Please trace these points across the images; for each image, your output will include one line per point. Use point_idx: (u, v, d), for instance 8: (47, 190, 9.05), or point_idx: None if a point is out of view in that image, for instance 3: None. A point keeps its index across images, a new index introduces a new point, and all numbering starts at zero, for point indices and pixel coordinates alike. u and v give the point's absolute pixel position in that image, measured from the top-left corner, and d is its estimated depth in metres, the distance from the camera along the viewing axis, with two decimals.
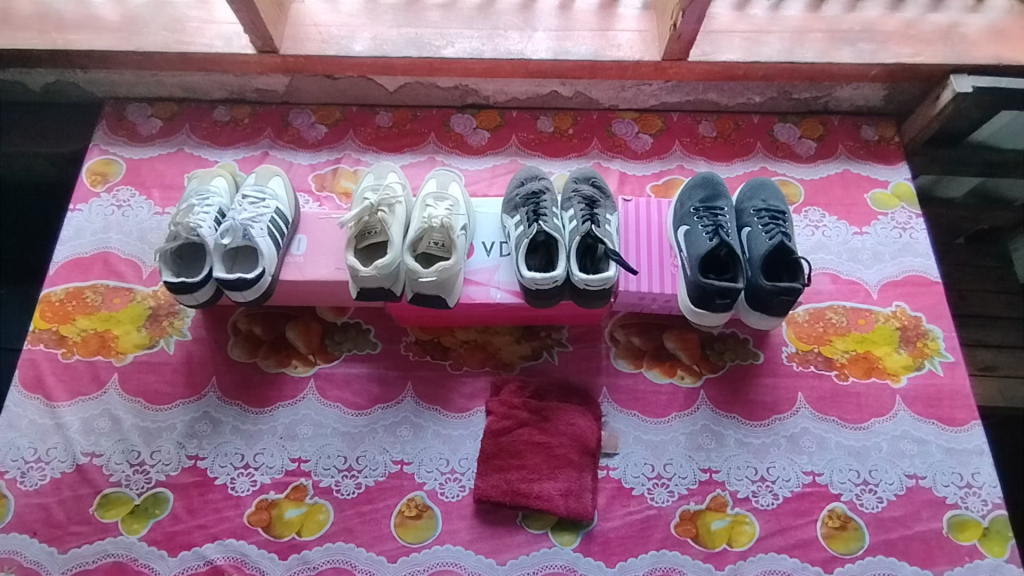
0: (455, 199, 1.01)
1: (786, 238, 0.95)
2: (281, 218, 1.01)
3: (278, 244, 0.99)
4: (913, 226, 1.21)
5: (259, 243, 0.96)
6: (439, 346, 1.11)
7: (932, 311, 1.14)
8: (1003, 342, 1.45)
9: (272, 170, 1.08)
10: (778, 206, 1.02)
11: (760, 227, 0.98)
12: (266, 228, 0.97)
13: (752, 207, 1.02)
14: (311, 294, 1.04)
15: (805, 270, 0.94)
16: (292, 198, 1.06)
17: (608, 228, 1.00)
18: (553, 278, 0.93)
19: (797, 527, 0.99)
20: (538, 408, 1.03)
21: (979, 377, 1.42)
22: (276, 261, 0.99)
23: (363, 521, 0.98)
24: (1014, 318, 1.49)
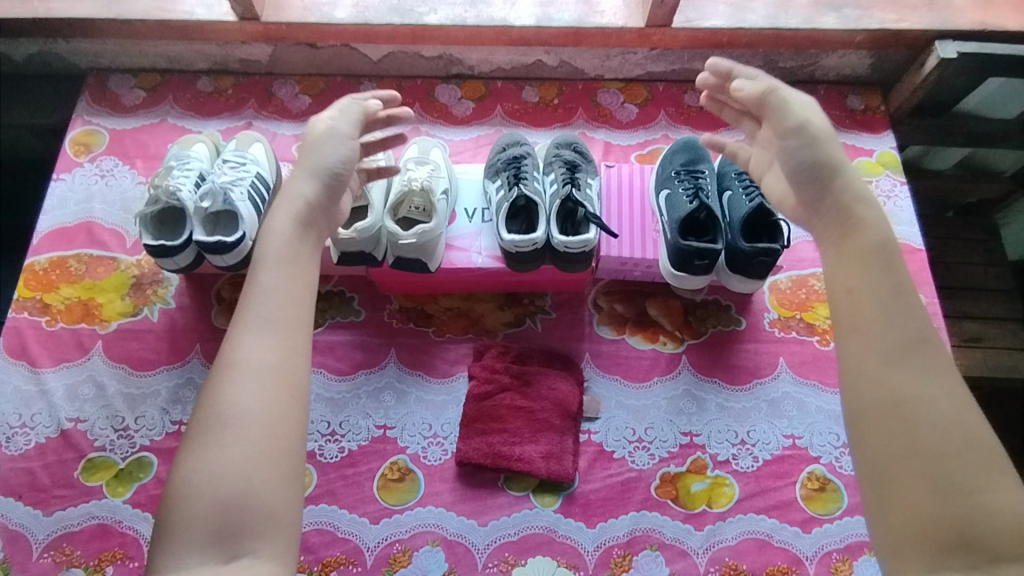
0: (436, 164, 1.01)
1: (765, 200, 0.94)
2: (262, 184, 1.01)
3: (258, 209, 1.00)
4: (897, 194, 1.21)
5: (239, 207, 0.96)
6: (423, 313, 1.11)
7: (914, 278, 1.15)
8: (988, 314, 1.47)
9: (253, 137, 1.07)
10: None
11: (741, 189, 0.98)
12: (246, 192, 0.98)
13: (734, 170, 1.02)
14: None
15: (785, 232, 0.94)
16: (274, 164, 1.06)
17: (588, 192, 0.99)
18: (533, 240, 0.93)
19: (776, 488, 1.00)
20: (520, 372, 1.05)
21: (964, 347, 1.44)
22: (258, 226, 0.99)
23: (346, 484, 0.99)
24: (1000, 290, 1.50)
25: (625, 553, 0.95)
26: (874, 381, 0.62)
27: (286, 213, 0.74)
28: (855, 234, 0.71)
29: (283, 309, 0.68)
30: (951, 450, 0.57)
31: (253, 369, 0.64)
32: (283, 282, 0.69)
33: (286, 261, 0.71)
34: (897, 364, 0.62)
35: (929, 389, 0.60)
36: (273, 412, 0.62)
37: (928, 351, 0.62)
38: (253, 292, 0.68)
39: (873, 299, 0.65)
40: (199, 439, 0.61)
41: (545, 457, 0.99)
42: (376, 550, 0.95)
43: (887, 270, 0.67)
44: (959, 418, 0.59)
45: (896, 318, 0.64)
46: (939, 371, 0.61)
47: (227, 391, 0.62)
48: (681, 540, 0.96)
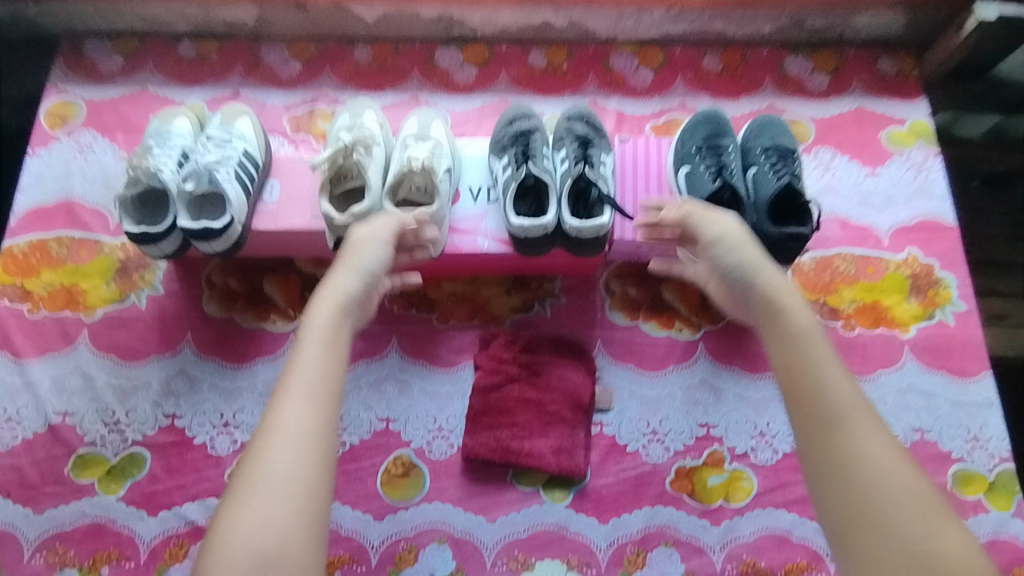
0: (438, 140, 0.93)
1: (794, 179, 0.87)
2: (250, 161, 0.93)
3: (247, 189, 0.92)
4: (930, 167, 1.13)
5: (226, 188, 0.88)
6: (426, 299, 1.05)
7: (946, 258, 1.08)
8: None
9: (239, 109, 0.99)
10: (787, 144, 0.94)
11: (767, 167, 0.90)
12: (233, 172, 0.90)
13: (759, 145, 0.94)
14: (287, 245, 0.97)
15: (814, 213, 0.87)
16: (262, 138, 0.97)
17: (603, 170, 0.92)
18: (543, 225, 0.86)
19: (796, 482, 0.96)
20: (529, 361, 1.00)
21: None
22: (248, 208, 0.92)
23: (349, 479, 0.95)
24: None
25: (638, 550, 0.92)
26: (818, 453, 0.62)
27: (333, 294, 0.70)
28: (783, 308, 0.70)
29: (322, 380, 0.64)
30: (903, 514, 0.57)
31: (287, 441, 0.60)
32: (324, 358, 0.66)
33: (330, 335, 0.67)
34: (835, 433, 0.61)
35: (867, 450, 0.60)
36: (302, 486, 0.59)
37: (864, 417, 0.62)
38: (294, 363, 0.65)
39: (808, 369, 0.65)
40: (235, 506, 0.58)
41: (556, 451, 0.95)
42: (381, 548, 0.91)
43: (819, 342, 0.67)
44: (906, 482, 0.58)
45: (831, 389, 0.64)
46: (878, 432, 0.61)
47: (263, 462, 0.60)
48: (697, 536, 0.93)
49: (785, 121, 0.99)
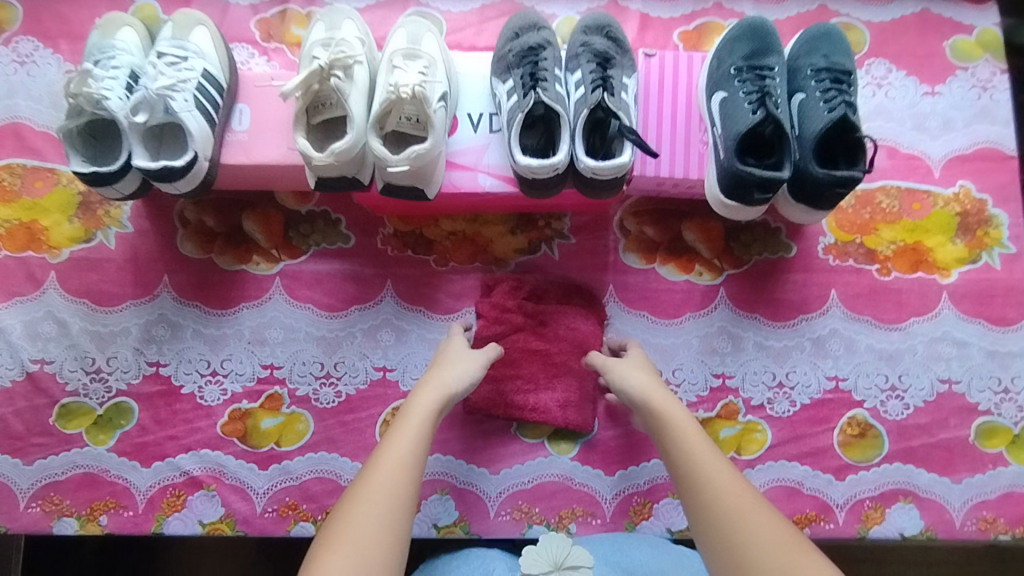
0: (431, 57, 0.78)
1: (849, 108, 0.75)
2: (211, 84, 0.80)
3: (210, 118, 0.79)
4: (996, 85, 0.99)
5: (184, 119, 0.76)
6: (422, 239, 0.95)
7: (1000, 193, 0.97)
8: None
9: (194, 17, 0.83)
10: (844, 62, 0.79)
11: (819, 94, 0.77)
12: (191, 99, 0.77)
13: (810, 65, 0.79)
14: (263, 180, 0.86)
15: (868, 151, 0.75)
16: (224, 52, 0.83)
17: (625, 97, 0.78)
18: (554, 166, 0.75)
19: (812, 435, 0.91)
20: (534, 310, 0.92)
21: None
22: (214, 141, 0.80)
23: (346, 431, 0.91)
24: None
25: (645, 501, 0.90)
26: (695, 522, 0.66)
27: (437, 382, 0.76)
28: (656, 396, 0.76)
29: (417, 450, 0.69)
30: (766, 552, 0.61)
31: (383, 496, 0.65)
32: (422, 431, 0.71)
33: (431, 413, 0.73)
34: (702, 498, 0.67)
35: (728, 500, 0.65)
36: (389, 543, 0.62)
37: (722, 478, 0.68)
38: (397, 430, 0.71)
39: (677, 449, 0.71)
40: (330, 548, 0.61)
41: (560, 407, 0.90)
42: None
43: (684, 419, 0.73)
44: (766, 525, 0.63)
45: (695, 462, 0.69)
46: (737, 487, 0.67)
47: (357, 513, 0.63)
48: None
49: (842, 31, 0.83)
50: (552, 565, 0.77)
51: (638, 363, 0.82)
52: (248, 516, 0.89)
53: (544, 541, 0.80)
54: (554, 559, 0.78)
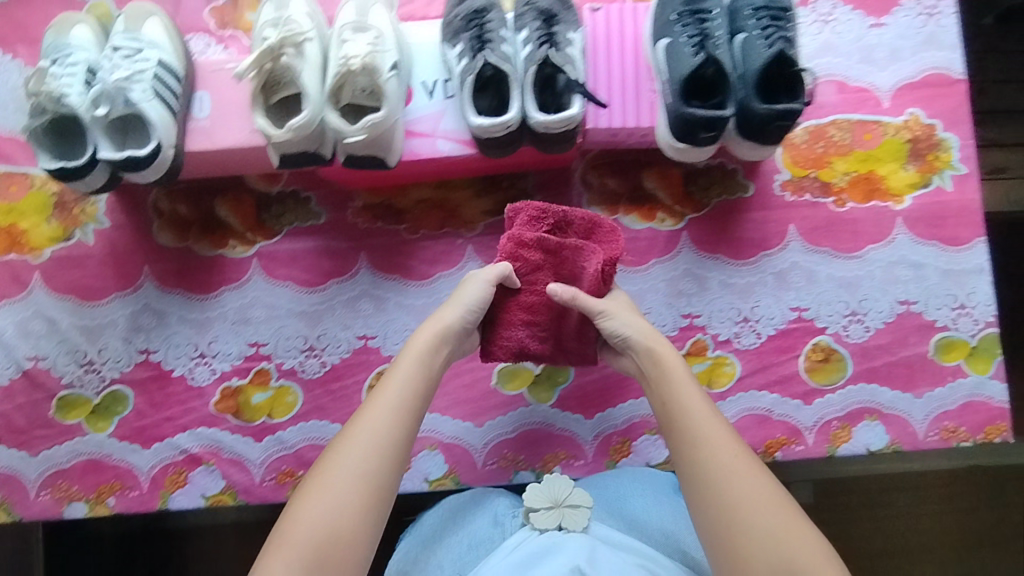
0: (380, 30, 0.80)
1: (786, 44, 0.77)
2: (168, 73, 0.82)
3: (171, 107, 0.81)
4: (942, 11, 1.00)
5: (144, 109, 0.78)
6: (392, 209, 0.98)
7: (950, 117, 0.99)
8: None
9: (146, 9, 0.85)
10: (781, 1, 0.81)
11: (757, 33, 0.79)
12: (149, 89, 0.79)
13: (748, 4, 0.81)
14: (228, 164, 0.88)
15: (807, 84, 0.78)
16: (177, 41, 0.84)
17: (572, 51, 0.80)
18: (506, 124, 0.77)
19: (779, 363, 0.96)
20: (557, 248, 0.79)
21: (988, 180, 1.28)
22: (178, 129, 0.82)
23: (334, 399, 0.95)
24: None
25: (623, 439, 0.94)
26: (685, 474, 0.68)
27: (433, 325, 0.75)
28: (657, 351, 0.75)
29: (408, 402, 0.69)
30: (755, 515, 0.63)
31: (370, 453, 0.66)
32: (413, 380, 0.71)
33: (423, 360, 0.72)
34: (693, 456, 0.67)
35: (723, 460, 0.66)
36: (370, 492, 0.64)
37: (719, 438, 0.68)
38: (389, 378, 0.71)
39: (672, 403, 0.71)
40: (310, 495, 0.64)
41: (562, 349, 0.85)
42: None
43: (678, 373, 0.73)
44: (760, 489, 0.64)
45: (688, 419, 0.70)
46: (734, 449, 0.67)
47: (337, 460, 0.65)
48: None
49: None
50: (552, 502, 0.78)
51: (633, 312, 0.80)
52: (248, 485, 0.93)
53: (549, 481, 0.82)
54: (556, 496, 0.79)
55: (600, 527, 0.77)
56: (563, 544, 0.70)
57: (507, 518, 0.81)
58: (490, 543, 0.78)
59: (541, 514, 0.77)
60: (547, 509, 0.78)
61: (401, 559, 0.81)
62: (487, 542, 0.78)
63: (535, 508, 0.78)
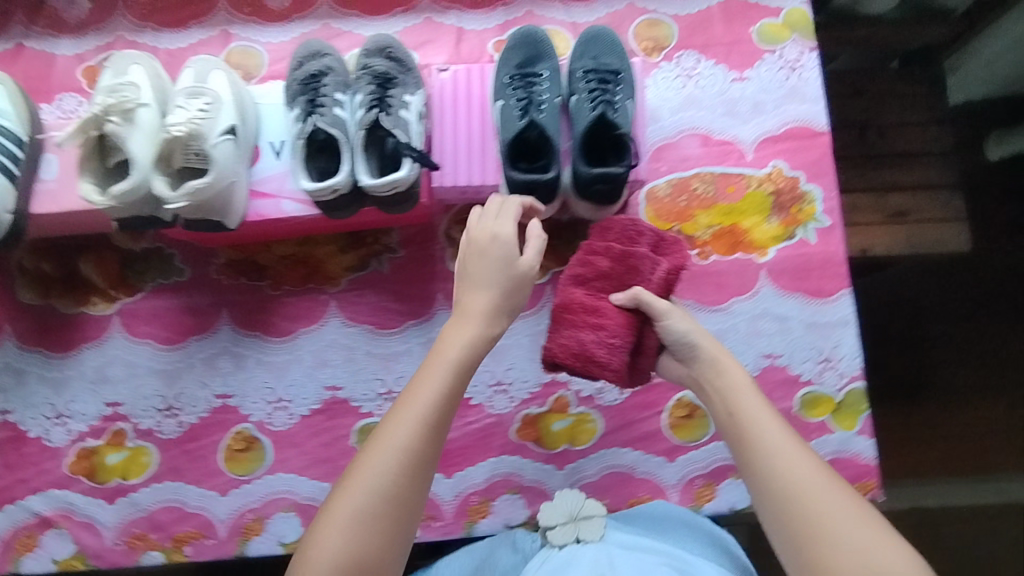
0: (216, 94, 0.80)
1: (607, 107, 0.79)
2: (10, 140, 0.83)
3: (11, 173, 0.83)
4: (804, 64, 1.00)
5: None
6: (255, 266, 0.98)
7: (812, 169, 0.99)
8: (921, 182, 1.36)
9: None
10: (612, 65, 0.83)
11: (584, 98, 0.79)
12: None
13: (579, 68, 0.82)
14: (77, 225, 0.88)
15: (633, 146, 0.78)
16: (25, 109, 0.87)
17: (407, 113, 0.80)
18: (334, 187, 0.77)
19: (642, 420, 0.95)
20: (623, 255, 0.80)
21: (887, 223, 1.34)
22: (18, 195, 0.84)
23: (190, 459, 0.94)
24: (935, 154, 1.38)
25: (483, 499, 0.94)
26: (761, 491, 0.62)
27: (469, 319, 0.67)
28: (716, 359, 0.70)
29: (442, 409, 0.63)
30: (842, 527, 0.57)
31: (406, 469, 0.60)
32: (445, 382, 0.63)
33: (461, 362, 0.65)
34: (764, 471, 0.62)
35: (796, 477, 0.60)
36: (396, 508, 0.59)
37: (788, 452, 0.62)
38: (416, 380, 0.64)
39: (739, 415, 0.66)
40: (331, 516, 0.59)
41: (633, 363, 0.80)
42: (228, 521, 0.93)
43: (742, 385, 0.68)
44: (817, 508, 0.59)
45: (766, 431, 0.64)
46: (798, 463, 0.61)
47: (366, 471, 0.60)
48: (541, 481, 0.94)
49: (615, 33, 0.87)
50: (567, 516, 0.86)
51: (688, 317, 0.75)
52: (99, 549, 0.92)
53: (560, 499, 0.89)
54: (570, 512, 0.86)
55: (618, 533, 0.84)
56: (580, 557, 0.77)
57: (525, 546, 0.86)
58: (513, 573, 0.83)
59: (558, 530, 0.85)
60: (564, 524, 0.86)
61: None
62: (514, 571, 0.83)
63: (551, 525, 0.86)
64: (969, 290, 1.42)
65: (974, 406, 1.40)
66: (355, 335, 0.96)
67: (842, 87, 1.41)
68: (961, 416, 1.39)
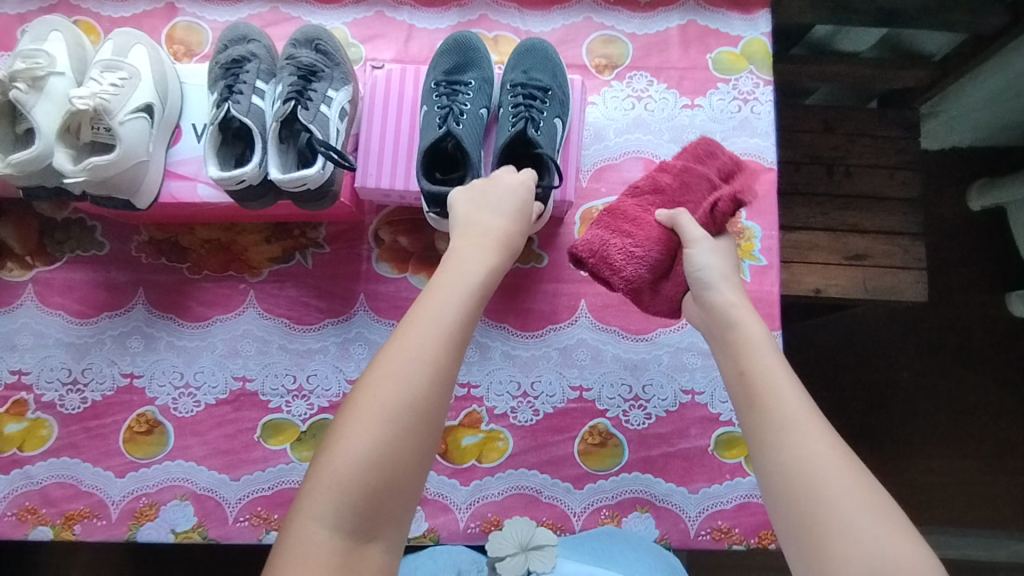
0: (134, 71, 0.78)
1: (529, 123, 0.78)
2: None
3: None
4: (757, 97, 0.99)
5: None
6: (177, 247, 0.96)
7: (755, 205, 0.97)
8: (884, 228, 1.30)
9: None
10: (542, 80, 0.82)
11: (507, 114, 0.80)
12: None
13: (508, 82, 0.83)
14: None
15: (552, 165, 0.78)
16: None
17: (325, 110, 0.78)
18: (239, 178, 0.74)
19: (553, 444, 0.93)
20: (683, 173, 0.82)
21: (847, 265, 1.28)
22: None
23: (90, 436, 0.92)
24: (903, 199, 1.32)
25: None
26: (764, 450, 0.57)
27: (489, 245, 0.67)
28: (739, 321, 0.66)
29: (465, 324, 0.61)
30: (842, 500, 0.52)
31: (441, 371, 0.57)
32: (468, 300, 0.62)
33: (482, 283, 0.64)
34: (776, 433, 0.57)
35: (806, 445, 0.55)
36: (431, 416, 0.55)
37: (806, 420, 0.57)
38: (439, 292, 0.62)
39: (756, 376, 0.61)
40: (352, 416, 0.54)
41: (655, 283, 0.80)
42: (121, 503, 0.91)
43: (759, 345, 0.64)
44: (828, 474, 0.53)
45: (783, 398, 0.59)
46: (815, 432, 0.56)
47: (388, 375, 0.56)
48: (444, 495, 0.91)
49: (553, 48, 0.87)
50: (518, 546, 0.84)
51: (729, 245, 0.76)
52: None
53: (510, 527, 0.87)
54: (520, 542, 0.84)
55: (566, 562, 0.82)
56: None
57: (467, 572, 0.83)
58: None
59: (508, 561, 0.83)
60: (514, 554, 0.84)
61: None
62: None
63: (501, 555, 0.84)
64: (916, 338, 1.47)
65: (913, 451, 1.43)
66: (271, 327, 0.94)
67: (812, 122, 1.36)
68: (898, 458, 1.43)
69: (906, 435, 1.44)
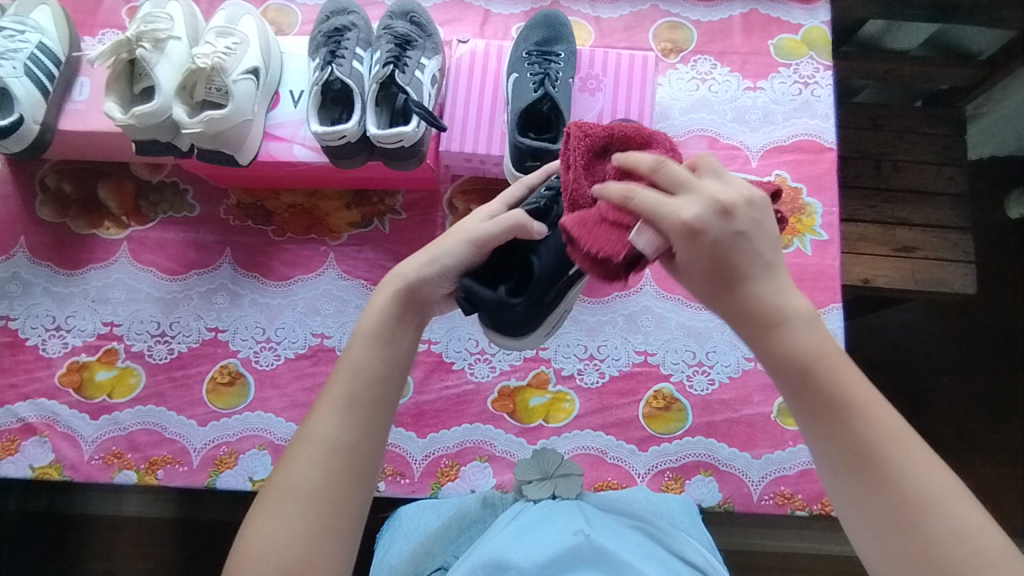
0: (245, 36, 0.86)
1: (546, 80, 0.87)
2: (44, 54, 0.93)
3: (44, 88, 0.92)
4: (817, 81, 1.03)
5: (9, 85, 0.89)
6: (263, 210, 1.03)
7: (816, 183, 1.00)
8: (945, 222, 1.24)
9: None
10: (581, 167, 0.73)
11: (531, 76, 0.88)
12: (20, 67, 0.90)
13: (555, 70, 0.89)
14: (98, 146, 0.97)
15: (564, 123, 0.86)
16: (63, 30, 0.97)
17: (419, 74, 0.85)
18: (341, 133, 0.79)
19: (618, 406, 0.96)
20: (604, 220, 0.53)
21: (897, 257, 1.23)
22: (48, 109, 0.93)
23: (175, 386, 0.95)
24: (954, 193, 1.26)
25: (453, 463, 0.94)
26: (859, 495, 0.49)
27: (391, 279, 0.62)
28: (786, 312, 0.51)
29: (367, 390, 0.57)
30: (958, 544, 0.46)
31: (332, 451, 0.54)
32: (374, 362, 0.58)
33: (384, 335, 0.60)
34: (869, 476, 0.48)
35: (907, 486, 0.47)
36: (334, 503, 0.53)
37: (901, 453, 0.48)
38: (345, 366, 0.58)
39: (834, 403, 0.50)
40: (265, 507, 0.53)
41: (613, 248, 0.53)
42: (203, 451, 0.93)
43: (836, 366, 0.50)
44: (938, 522, 0.46)
45: (868, 432, 0.49)
46: (908, 455, 0.48)
47: (296, 466, 0.54)
48: (511, 453, 0.94)
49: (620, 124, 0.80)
50: (544, 474, 0.80)
51: (663, 203, 0.49)
52: (76, 461, 0.93)
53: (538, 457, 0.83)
54: (548, 470, 0.80)
55: (592, 495, 0.79)
56: (553, 515, 0.70)
57: (497, 501, 0.82)
58: (479, 526, 0.79)
59: (533, 485, 0.79)
60: (540, 482, 0.79)
61: (418, 519, 0.83)
62: (479, 524, 0.80)
63: (527, 481, 0.80)
64: (956, 346, 1.44)
65: (952, 458, 1.38)
66: (349, 288, 0.99)
67: (858, 119, 1.31)
68: None
69: (940, 440, 1.39)
